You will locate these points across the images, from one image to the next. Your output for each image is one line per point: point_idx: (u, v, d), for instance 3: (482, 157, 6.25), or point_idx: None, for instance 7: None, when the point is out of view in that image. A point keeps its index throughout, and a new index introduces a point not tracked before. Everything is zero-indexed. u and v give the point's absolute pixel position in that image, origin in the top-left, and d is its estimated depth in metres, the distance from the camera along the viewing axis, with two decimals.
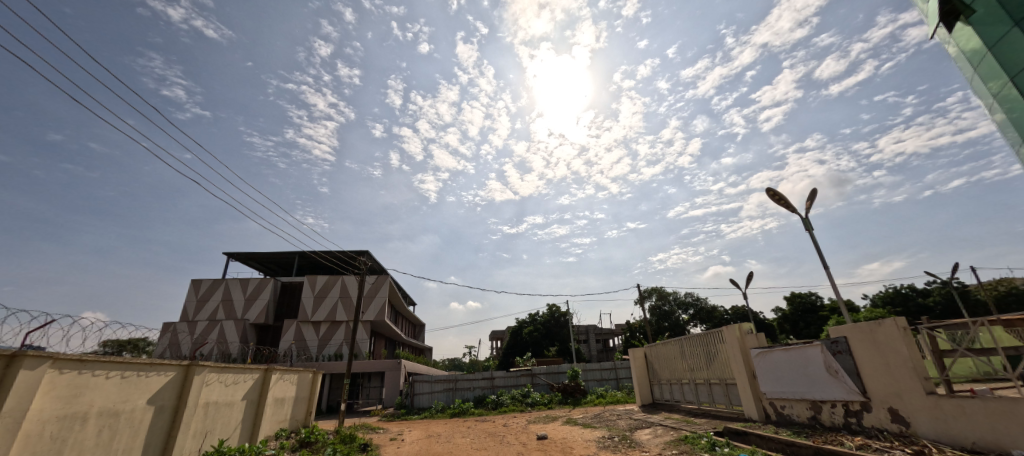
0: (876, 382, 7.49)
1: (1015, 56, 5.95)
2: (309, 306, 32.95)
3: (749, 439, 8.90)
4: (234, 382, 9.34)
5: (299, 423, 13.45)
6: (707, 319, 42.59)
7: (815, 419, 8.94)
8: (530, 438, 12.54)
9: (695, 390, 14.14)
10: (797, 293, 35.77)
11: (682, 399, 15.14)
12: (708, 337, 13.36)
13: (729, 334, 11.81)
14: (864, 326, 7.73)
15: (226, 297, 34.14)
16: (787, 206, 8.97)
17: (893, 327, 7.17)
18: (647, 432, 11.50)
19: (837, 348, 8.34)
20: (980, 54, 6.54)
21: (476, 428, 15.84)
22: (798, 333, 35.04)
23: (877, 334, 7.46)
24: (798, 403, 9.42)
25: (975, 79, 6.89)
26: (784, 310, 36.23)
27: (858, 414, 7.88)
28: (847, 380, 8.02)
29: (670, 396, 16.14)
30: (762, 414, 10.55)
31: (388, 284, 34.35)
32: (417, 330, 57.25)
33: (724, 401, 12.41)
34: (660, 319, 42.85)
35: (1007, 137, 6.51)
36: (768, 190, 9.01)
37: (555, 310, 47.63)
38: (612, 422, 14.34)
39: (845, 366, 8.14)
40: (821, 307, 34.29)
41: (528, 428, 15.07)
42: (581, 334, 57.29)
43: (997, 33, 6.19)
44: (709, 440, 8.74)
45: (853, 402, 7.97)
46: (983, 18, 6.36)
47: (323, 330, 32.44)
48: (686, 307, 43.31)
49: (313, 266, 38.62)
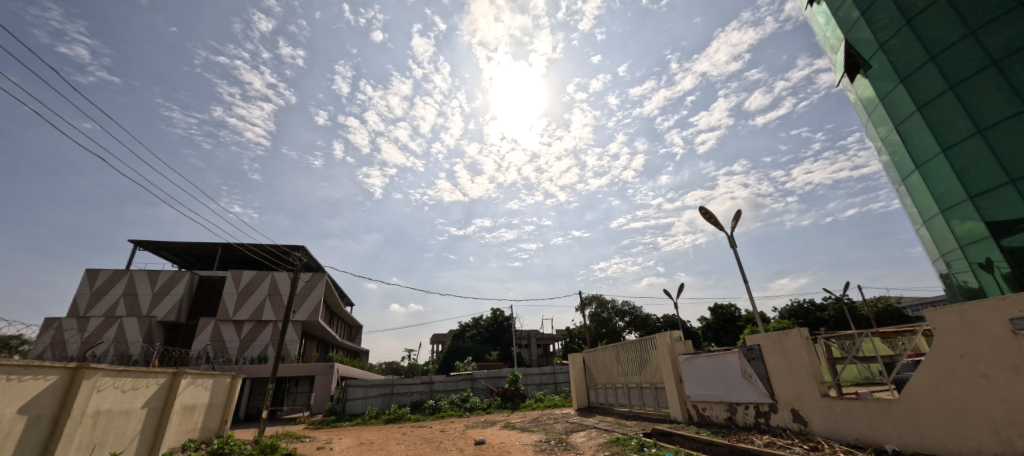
0: (782, 385, 8.34)
1: (943, 109, 10.53)
2: (230, 304, 29.67)
3: (675, 439, 9.55)
4: (134, 387, 8.03)
5: (212, 434, 11.89)
6: (641, 327, 45.26)
7: (730, 420, 9.74)
8: (468, 443, 12.30)
9: (627, 394, 14.86)
10: (719, 304, 39.29)
11: (615, 402, 15.86)
12: (641, 344, 14.07)
13: (661, 340, 12.58)
14: (774, 335, 8.59)
15: (129, 290, 29.74)
16: (716, 224, 9.73)
17: (798, 336, 8.04)
18: (582, 435, 11.82)
19: (752, 355, 9.18)
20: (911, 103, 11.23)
21: (411, 434, 15.29)
22: (719, 341, 38.40)
23: (784, 342, 8.32)
24: (716, 405, 10.21)
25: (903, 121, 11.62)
26: (708, 319, 39.59)
27: (767, 415, 8.71)
28: (759, 384, 8.85)
29: (604, 400, 16.77)
30: (686, 415, 11.31)
31: (324, 282, 32.01)
32: (354, 332, 54.27)
33: (653, 403, 13.19)
34: (598, 326, 44.75)
35: (928, 157, 11.13)
36: (701, 209, 9.71)
37: (499, 314, 47.83)
38: (549, 426, 14.55)
39: (758, 371, 8.96)
40: (739, 318, 37.92)
41: (465, 433, 14.79)
42: (523, 339, 58.23)
43: (932, 94, 10.74)
44: (639, 441, 9.21)
45: (763, 404, 8.81)
46: (922, 82, 10.95)
47: (247, 330, 29.46)
48: (622, 315, 45.75)
49: (239, 261, 35.16)
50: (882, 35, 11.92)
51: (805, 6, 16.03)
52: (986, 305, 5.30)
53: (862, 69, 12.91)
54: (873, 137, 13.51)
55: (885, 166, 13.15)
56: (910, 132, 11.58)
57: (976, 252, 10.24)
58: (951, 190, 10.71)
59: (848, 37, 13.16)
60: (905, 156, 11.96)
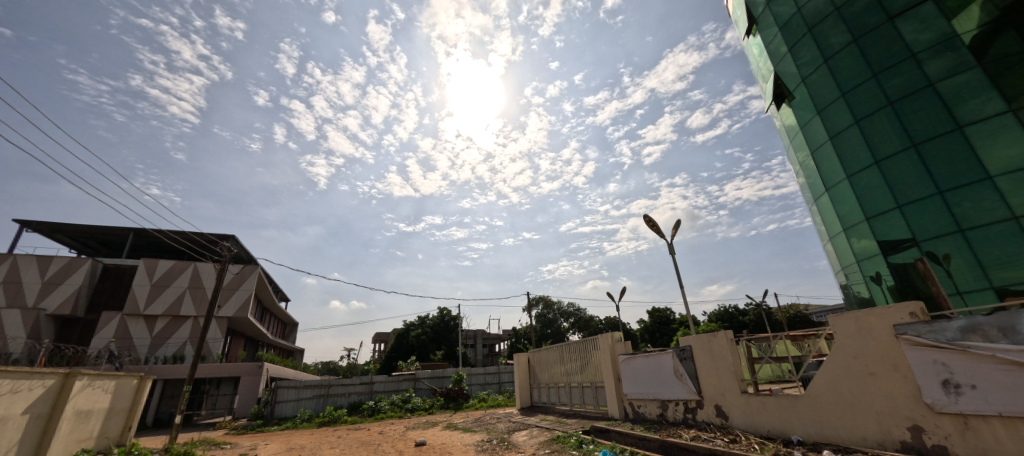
0: (708, 383, 9.02)
1: (850, 141, 12.19)
2: (141, 297, 26.10)
3: (611, 435, 9.98)
4: (13, 391, 6.77)
5: (112, 443, 10.29)
6: (584, 328, 46.93)
7: (662, 416, 10.35)
8: (408, 444, 11.89)
9: (568, 393, 15.29)
10: (656, 307, 41.90)
11: (556, 401, 16.26)
12: (584, 345, 14.54)
13: (603, 341, 13.09)
14: (704, 336, 9.28)
15: (9, 278, 25.14)
16: (657, 232, 10.31)
17: (724, 338, 8.73)
18: (524, 434, 11.95)
19: (683, 355, 9.81)
20: (828, 134, 12.88)
21: (347, 437, 14.46)
22: (654, 342, 40.92)
23: (712, 343, 9.02)
24: (650, 403, 10.80)
25: (820, 149, 13.30)
26: (646, 322, 42.04)
27: (694, 411, 9.37)
28: (688, 382, 9.50)
29: (547, 399, 17.12)
30: (622, 413, 11.86)
31: (256, 275, 29.33)
32: (288, 330, 50.54)
33: (592, 402, 13.69)
34: (544, 326, 45.70)
35: (838, 183, 12.74)
36: (645, 217, 10.24)
37: (446, 313, 47.07)
38: (491, 425, 14.54)
39: (688, 371, 9.62)
40: (673, 320, 40.70)
41: (405, 434, 14.31)
42: (469, 339, 57.85)
43: (842, 126, 12.42)
44: (577, 438, 9.50)
45: (690, 401, 9.47)
46: (834, 116, 12.64)
47: (160, 326, 26.13)
48: (567, 316, 47.13)
49: (153, 249, 31.16)
50: (805, 70, 13.58)
51: (742, 37, 17.60)
52: (876, 313, 6.09)
53: (788, 100, 14.53)
54: (794, 161, 15.21)
55: (801, 188, 14.85)
56: (823, 159, 13.20)
57: (869, 267, 11.88)
58: (851, 213, 12.37)
59: (777, 70, 14.84)
60: (819, 179, 13.60)
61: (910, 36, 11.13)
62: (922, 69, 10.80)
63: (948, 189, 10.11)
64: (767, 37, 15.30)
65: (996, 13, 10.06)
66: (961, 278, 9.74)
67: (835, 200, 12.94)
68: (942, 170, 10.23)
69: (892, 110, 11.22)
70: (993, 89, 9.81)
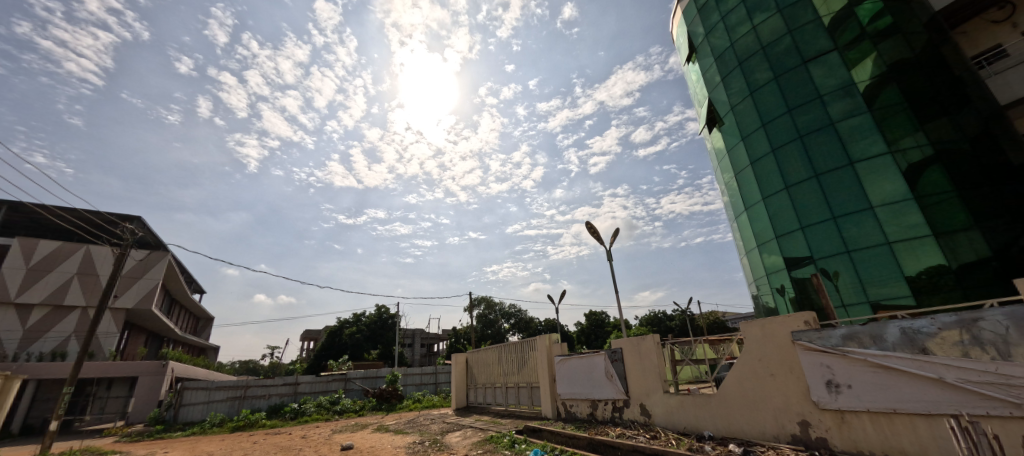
0: (635, 384, 9.54)
1: (767, 167, 13.69)
2: (12, 283, 21.65)
3: (542, 435, 10.16)
4: None
5: None
6: (524, 329, 47.62)
7: (591, 415, 10.76)
8: (333, 449, 11.13)
9: (505, 393, 15.36)
10: (593, 311, 43.77)
11: (492, 402, 16.26)
12: (522, 345, 14.71)
13: (541, 343, 13.33)
14: (634, 339, 9.79)
15: None
16: (597, 238, 10.74)
17: (652, 342, 9.29)
18: (457, 434, 11.79)
19: (614, 356, 10.27)
20: (750, 159, 14.34)
21: (264, 442, 13.19)
22: (589, 344, 42.68)
23: (640, 346, 9.55)
24: (581, 402, 11.18)
25: (742, 172, 14.78)
26: (583, 325, 43.71)
27: (621, 410, 9.85)
28: (617, 383, 9.98)
29: (483, 399, 17.06)
30: (555, 412, 12.14)
31: (166, 262, 25.83)
32: (202, 325, 45.27)
33: (527, 402, 13.88)
34: (484, 327, 45.64)
35: (755, 203, 14.24)
36: (587, 224, 10.63)
37: (384, 311, 45.16)
38: (424, 427, 14.13)
39: (618, 372, 10.10)
40: (607, 323, 42.77)
41: (331, 438, 13.41)
42: (406, 338, 56.04)
43: (761, 153, 13.92)
44: (510, 438, 9.56)
45: (618, 400, 9.96)
46: (756, 143, 14.12)
47: (36, 318, 21.92)
48: (508, 317, 47.52)
49: (30, 227, 26.15)
50: (734, 99, 15.05)
51: (683, 63, 19.04)
52: (778, 320, 6.82)
53: (719, 125, 15.98)
54: (720, 181, 16.77)
55: (725, 206, 16.40)
56: (744, 181, 14.71)
57: (776, 279, 13.41)
58: (765, 230, 13.87)
59: (711, 97, 16.29)
60: (740, 199, 15.12)
61: (818, 79, 12.75)
62: (826, 110, 12.42)
63: (840, 215, 11.73)
64: (704, 65, 16.72)
65: (884, 68, 11.84)
66: (846, 292, 11.33)
67: (753, 218, 14.44)
68: (836, 199, 11.86)
69: (800, 143, 12.79)
70: (878, 133, 11.54)
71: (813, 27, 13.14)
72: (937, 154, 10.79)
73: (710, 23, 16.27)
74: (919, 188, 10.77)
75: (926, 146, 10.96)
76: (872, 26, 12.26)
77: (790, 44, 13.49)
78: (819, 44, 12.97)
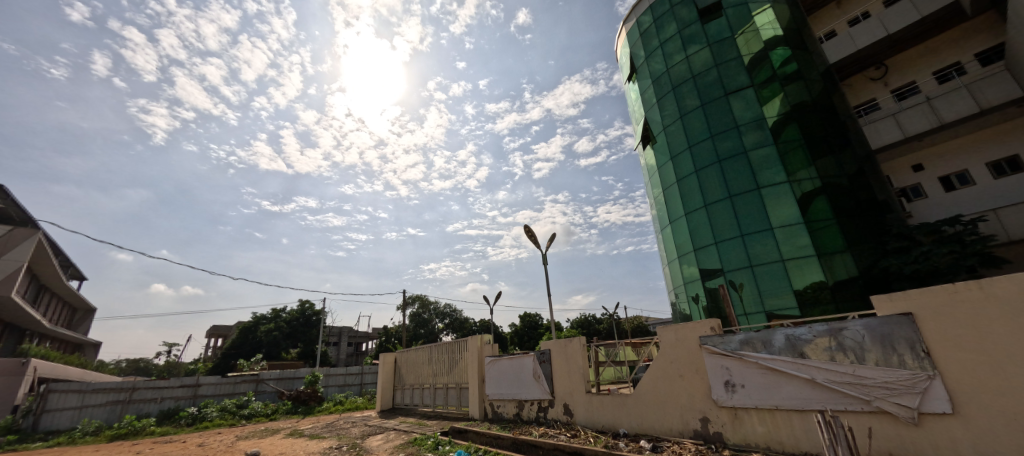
0: (560, 384, 9.78)
1: (691, 185, 14.94)
2: None
3: (467, 436, 10.01)
4: None
5: None
6: (459, 329, 47.02)
7: (517, 415, 10.84)
8: None
9: (433, 394, 14.94)
10: (527, 312, 44.56)
11: (419, 403, 15.73)
12: (454, 346, 14.42)
13: (472, 343, 13.16)
14: (562, 342, 10.04)
15: None
16: (535, 241, 10.88)
17: (578, 344, 9.59)
18: (379, 438, 11.19)
19: (543, 358, 10.44)
20: (677, 177, 15.57)
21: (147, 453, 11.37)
22: (522, 345, 43.35)
23: (568, 348, 9.82)
24: (508, 403, 11.21)
25: (669, 189, 15.99)
26: (517, 326, 44.29)
27: (545, 410, 10.04)
28: (544, 383, 10.16)
29: (410, 401, 16.45)
30: (482, 413, 12.05)
31: (35, 240, 21.39)
32: (81, 318, 38.31)
33: (455, 403, 13.62)
34: (417, 326, 44.28)
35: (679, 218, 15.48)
36: (526, 228, 10.73)
37: (308, 306, 41.83)
38: (344, 430, 13.21)
39: (545, 372, 10.28)
40: (540, 325, 43.80)
41: (233, 446, 11.96)
42: (332, 337, 52.47)
43: (687, 172, 15.15)
44: (434, 440, 9.26)
45: (544, 400, 10.14)
46: (683, 163, 15.34)
47: None
48: (443, 317, 46.61)
49: None
50: (667, 121, 16.23)
51: (625, 81, 20.17)
52: (689, 326, 7.38)
53: (652, 143, 17.13)
54: (650, 195, 17.99)
55: (653, 218, 17.61)
56: (671, 197, 15.93)
57: (691, 288, 14.66)
58: (684, 243, 15.14)
59: (647, 116, 17.41)
60: (666, 213, 16.34)
61: (737, 111, 14.22)
62: (742, 139, 13.89)
63: (747, 235, 13.15)
64: (643, 86, 17.87)
65: (788, 108, 13.55)
66: (748, 303, 12.72)
67: (676, 231, 15.68)
68: (745, 219, 13.30)
69: (719, 166, 14.15)
70: (781, 164, 13.15)
71: (735, 64, 14.63)
72: (824, 187, 12.56)
73: (650, 47, 17.46)
74: (809, 215, 12.44)
75: (816, 179, 12.71)
76: (781, 70, 13.98)
77: (716, 77, 14.90)
78: (740, 80, 14.48)
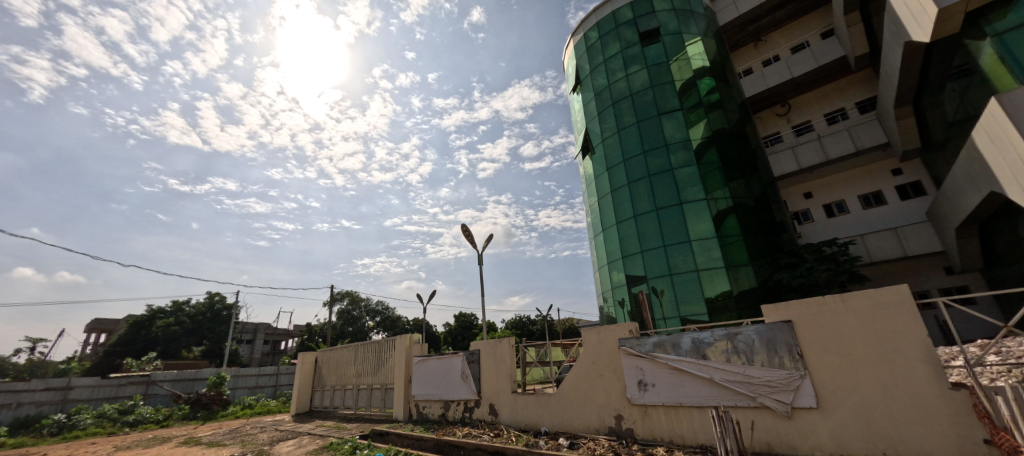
0: (487, 384, 9.79)
1: (624, 196, 15.85)
2: None
3: (389, 438, 9.59)
4: None
5: None
6: (390, 328, 45.18)
7: (442, 416, 10.65)
8: None
9: (355, 395, 14.13)
10: (463, 312, 44.18)
11: (340, 405, 14.78)
12: (382, 344, 13.78)
13: (401, 342, 12.68)
14: (492, 342, 10.07)
15: None
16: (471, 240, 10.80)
17: (507, 344, 9.70)
18: (289, 444, 10.27)
19: (471, 358, 10.37)
20: (612, 187, 16.42)
21: None
22: (455, 345, 42.84)
23: (497, 348, 9.86)
24: (434, 403, 10.96)
25: (605, 198, 16.81)
26: (451, 326, 43.69)
27: (471, 410, 9.99)
28: (471, 383, 10.10)
29: (329, 403, 15.39)
30: (406, 414, 11.64)
31: None
32: None
33: (379, 405, 13.01)
34: (345, 324, 41.76)
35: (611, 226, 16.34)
36: (463, 226, 10.61)
37: (217, 299, 37.42)
38: (249, 437, 11.94)
39: (473, 372, 10.22)
40: (475, 325, 43.66)
41: None
42: (244, 334, 47.47)
43: (621, 184, 16.06)
44: (352, 444, 8.73)
45: (470, 401, 10.08)
46: (618, 175, 16.23)
47: None
48: (373, 314, 44.47)
49: None
50: (606, 134, 17.09)
51: (570, 91, 20.91)
52: (609, 328, 7.78)
53: (592, 153, 17.93)
54: (587, 203, 18.81)
55: (589, 225, 18.43)
56: (605, 206, 16.77)
57: (618, 293, 15.55)
58: (614, 249, 16.03)
59: (588, 128, 18.20)
60: (600, 221, 17.16)
61: (667, 131, 15.40)
62: (670, 157, 15.06)
63: (670, 245, 14.26)
64: (586, 98, 18.65)
65: (710, 133, 14.97)
66: (666, 308, 13.78)
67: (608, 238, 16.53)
68: (668, 231, 14.41)
69: (649, 181, 15.21)
70: (701, 183, 14.46)
71: (668, 87, 15.83)
72: (734, 207, 14.05)
73: (595, 62, 18.31)
74: (721, 231, 13.83)
75: (728, 199, 14.17)
76: (706, 98, 15.43)
77: (651, 97, 16.00)
78: (671, 103, 15.69)
